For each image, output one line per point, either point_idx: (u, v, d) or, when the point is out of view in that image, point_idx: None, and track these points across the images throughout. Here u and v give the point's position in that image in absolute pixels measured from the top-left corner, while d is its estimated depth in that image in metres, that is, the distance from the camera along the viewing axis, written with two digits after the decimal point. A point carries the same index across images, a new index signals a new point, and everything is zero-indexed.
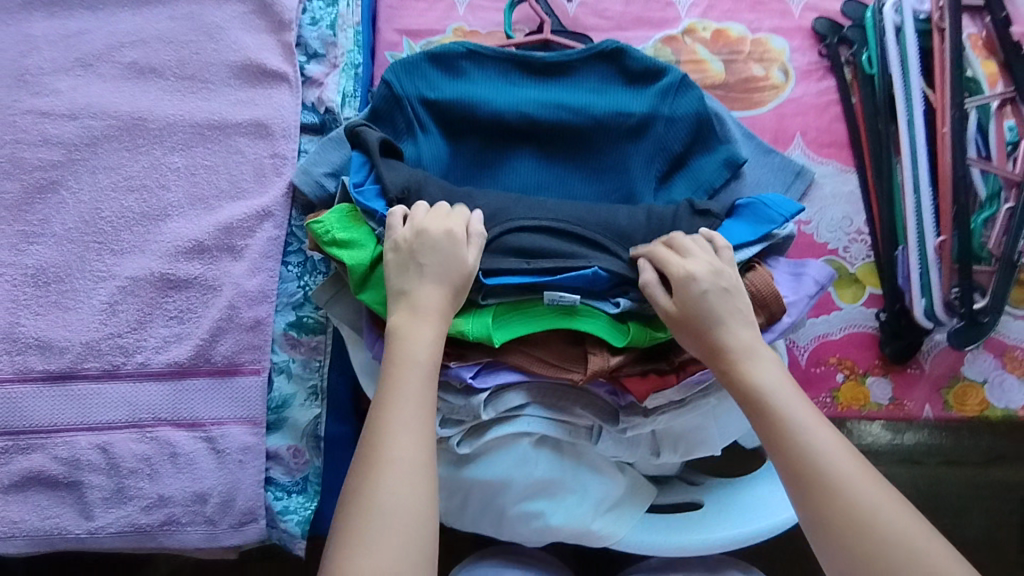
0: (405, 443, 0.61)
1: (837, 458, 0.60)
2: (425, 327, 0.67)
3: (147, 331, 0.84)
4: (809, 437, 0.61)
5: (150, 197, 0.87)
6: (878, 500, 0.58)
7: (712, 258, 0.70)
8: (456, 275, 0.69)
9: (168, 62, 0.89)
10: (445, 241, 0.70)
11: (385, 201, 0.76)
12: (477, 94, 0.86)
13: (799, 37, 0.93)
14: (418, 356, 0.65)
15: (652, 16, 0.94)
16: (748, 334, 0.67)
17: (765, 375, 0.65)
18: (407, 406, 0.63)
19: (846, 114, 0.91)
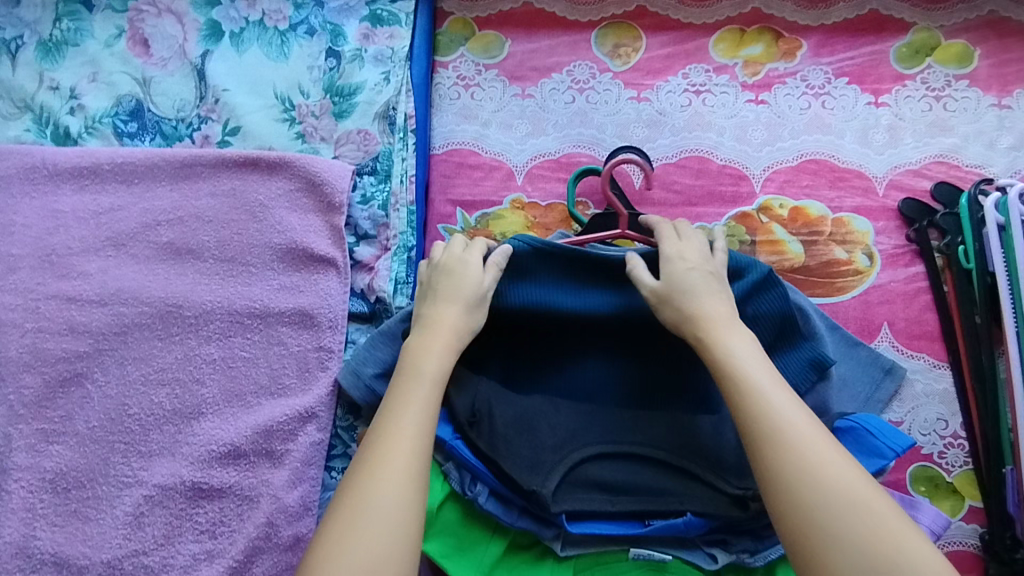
0: (396, 459, 0.55)
1: (801, 429, 0.54)
2: (436, 337, 0.63)
3: (175, 548, 0.76)
4: (772, 401, 0.56)
5: (183, 392, 0.80)
6: (844, 480, 0.51)
7: (700, 253, 0.68)
8: (472, 291, 0.66)
9: (207, 243, 0.82)
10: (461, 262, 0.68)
11: (453, 425, 0.66)
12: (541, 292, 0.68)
13: (884, 217, 0.86)
14: (425, 369, 0.61)
15: (725, 190, 0.88)
16: (717, 306, 0.63)
17: (738, 344, 0.60)
18: (408, 417, 0.58)
19: (938, 304, 0.84)
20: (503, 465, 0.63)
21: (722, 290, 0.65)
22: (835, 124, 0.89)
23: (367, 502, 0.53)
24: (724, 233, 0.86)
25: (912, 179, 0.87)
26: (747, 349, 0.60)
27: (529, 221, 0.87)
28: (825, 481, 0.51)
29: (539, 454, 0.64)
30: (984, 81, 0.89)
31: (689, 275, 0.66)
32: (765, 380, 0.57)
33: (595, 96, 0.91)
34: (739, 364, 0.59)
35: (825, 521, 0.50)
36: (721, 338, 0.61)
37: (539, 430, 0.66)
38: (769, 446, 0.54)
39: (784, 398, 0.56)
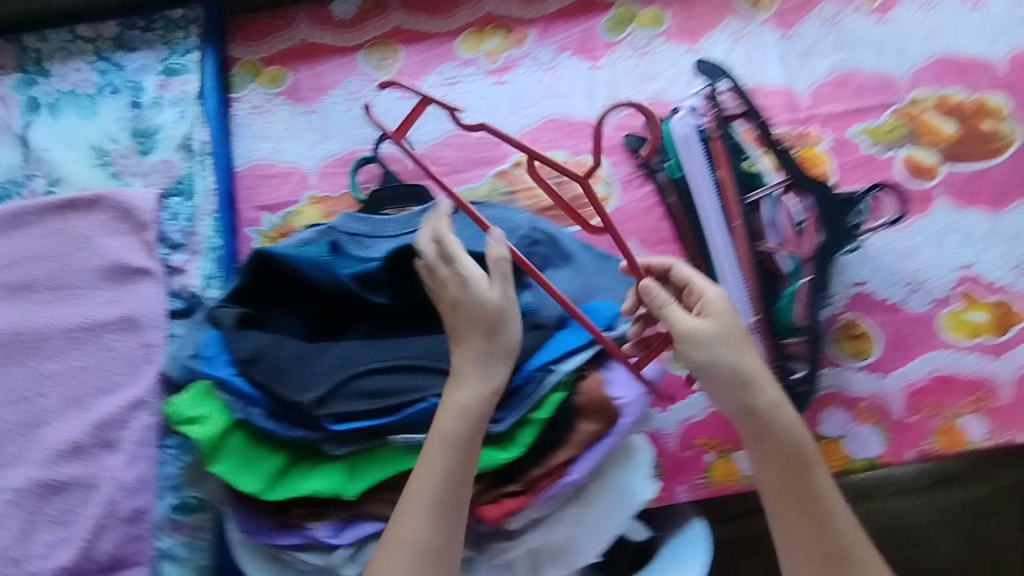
0: (416, 529, 0.68)
1: (830, 493, 0.72)
2: (467, 387, 0.73)
3: (29, 542, 0.85)
4: (799, 441, 0.73)
5: (27, 406, 0.90)
6: (856, 537, 0.71)
7: (724, 305, 0.77)
8: (484, 317, 0.74)
9: (39, 277, 0.95)
10: (459, 290, 0.76)
11: (231, 366, 0.77)
12: (300, 262, 0.89)
13: (615, 153, 1.04)
14: (449, 431, 0.71)
15: (483, 156, 1.05)
16: (752, 362, 0.74)
17: (768, 392, 0.74)
18: (428, 483, 0.69)
19: (668, 213, 1.00)
20: (279, 381, 0.76)
21: (745, 343, 0.75)
22: (564, 89, 1.08)
23: (393, 562, 0.67)
24: (487, 190, 1.03)
25: (632, 119, 1.05)
26: (793, 418, 0.73)
27: (324, 211, 1.02)
28: (851, 537, 0.71)
29: (309, 376, 0.77)
30: (677, 34, 1.09)
31: (725, 331, 0.74)
32: (809, 450, 0.73)
33: (368, 102, 1.08)
34: (773, 408, 0.73)
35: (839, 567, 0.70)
36: (761, 385, 0.74)
37: (315, 363, 0.79)
38: (804, 502, 0.71)
39: (816, 468, 0.73)
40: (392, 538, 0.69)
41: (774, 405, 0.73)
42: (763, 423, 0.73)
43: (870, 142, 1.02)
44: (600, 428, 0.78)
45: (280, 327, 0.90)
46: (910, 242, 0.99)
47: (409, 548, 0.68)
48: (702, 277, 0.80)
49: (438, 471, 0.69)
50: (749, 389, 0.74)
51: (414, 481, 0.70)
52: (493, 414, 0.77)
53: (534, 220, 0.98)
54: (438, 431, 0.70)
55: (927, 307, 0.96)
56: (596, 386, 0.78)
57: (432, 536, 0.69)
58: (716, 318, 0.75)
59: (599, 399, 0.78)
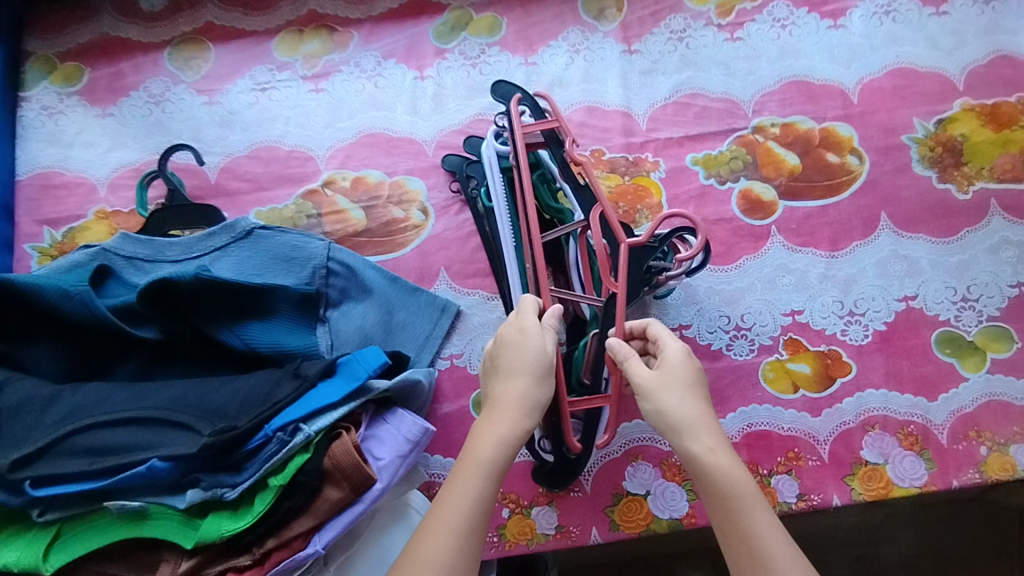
0: (439, 552, 0.59)
1: (787, 567, 0.58)
2: (497, 419, 0.67)
3: None
4: (726, 487, 0.63)
5: None
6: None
7: (683, 359, 0.70)
8: (537, 363, 0.70)
9: None
10: (515, 340, 0.71)
11: None
12: (54, 289, 0.80)
13: (435, 175, 0.96)
14: (483, 455, 0.65)
15: (293, 173, 0.96)
16: (691, 412, 0.67)
17: (696, 442, 0.65)
18: (461, 508, 0.62)
19: (483, 242, 0.93)
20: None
21: (695, 394, 0.68)
22: (386, 100, 0.99)
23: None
24: (293, 211, 0.95)
25: (455, 138, 0.97)
26: (732, 472, 0.63)
27: (112, 228, 0.94)
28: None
29: (24, 433, 0.70)
30: (512, 44, 1.00)
31: (674, 378, 0.68)
32: (746, 513, 0.61)
33: (171, 107, 0.99)
34: (692, 460, 0.65)
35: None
36: (683, 434, 0.66)
37: (40, 414, 0.71)
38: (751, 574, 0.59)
39: (767, 533, 0.60)
40: (410, 555, 0.60)
41: (706, 454, 0.64)
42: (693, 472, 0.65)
43: (705, 172, 0.94)
44: (347, 495, 0.70)
45: (33, 362, 0.82)
46: (738, 285, 0.90)
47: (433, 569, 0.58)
48: (674, 336, 0.73)
49: (436, 517, 0.62)
50: (680, 440, 0.66)
51: (447, 498, 0.63)
52: (226, 476, 0.69)
53: (332, 247, 0.90)
54: (478, 456, 0.64)
55: (749, 355, 0.88)
56: (344, 448, 0.70)
57: (460, 560, 0.60)
58: (667, 366, 0.69)
59: (345, 463, 0.70)
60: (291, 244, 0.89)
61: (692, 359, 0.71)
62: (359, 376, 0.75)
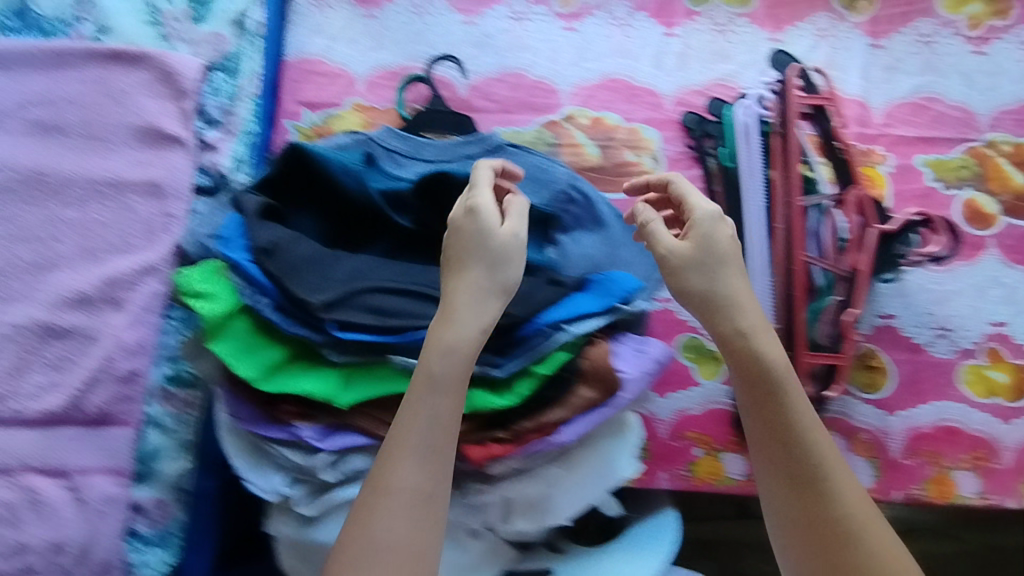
0: (415, 477, 0.65)
1: (832, 463, 0.63)
2: (469, 316, 0.71)
3: (23, 380, 0.88)
4: (790, 407, 0.65)
5: (42, 248, 0.91)
6: (867, 524, 0.62)
7: (717, 220, 0.70)
8: (513, 250, 0.74)
9: (72, 121, 0.94)
10: (474, 234, 0.74)
11: (249, 252, 0.77)
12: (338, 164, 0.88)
13: (671, 128, 1.00)
14: (457, 352, 0.69)
15: (536, 102, 1.02)
16: (749, 298, 0.69)
17: (775, 355, 0.66)
18: (422, 425, 0.67)
19: (710, 201, 0.98)
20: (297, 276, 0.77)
21: (738, 266, 0.70)
22: (633, 50, 1.03)
23: (379, 511, 0.64)
24: (532, 136, 1.00)
25: (695, 97, 1.01)
26: (774, 364, 0.65)
27: (365, 121, 1.01)
28: (804, 506, 0.62)
29: (324, 282, 0.78)
30: (762, 18, 1.03)
31: (705, 245, 0.69)
32: (791, 406, 0.65)
33: (430, 19, 1.04)
34: (772, 374, 0.65)
35: (812, 537, 0.62)
36: (755, 342, 0.66)
37: (332, 269, 0.79)
38: (805, 476, 0.63)
39: (817, 429, 0.64)
40: (382, 483, 0.65)
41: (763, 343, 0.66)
42: (740, 364, 0.66)
43: (933, 176, 0.98)
44: (599, 397, 0.77)
45: (300, 227, 0.89)
46: (950, 287, 0.94)
47: (399, 495, 0.65)
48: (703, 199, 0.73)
49: (425, 417, 0.67)
50: (732, 319, 0.67)
51: (418, 403, 0.67)
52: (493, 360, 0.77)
53: (573, 178, 0.95)
54: (428, 372, 0.68)
55: (950, 355, 0.92)
56: (602, 354, 0.78)
57: (433, 481, 0.66)
58: (702, 237, 0.69)
59: (602, 367, 0.77)
60: (538, 166, 0.95)
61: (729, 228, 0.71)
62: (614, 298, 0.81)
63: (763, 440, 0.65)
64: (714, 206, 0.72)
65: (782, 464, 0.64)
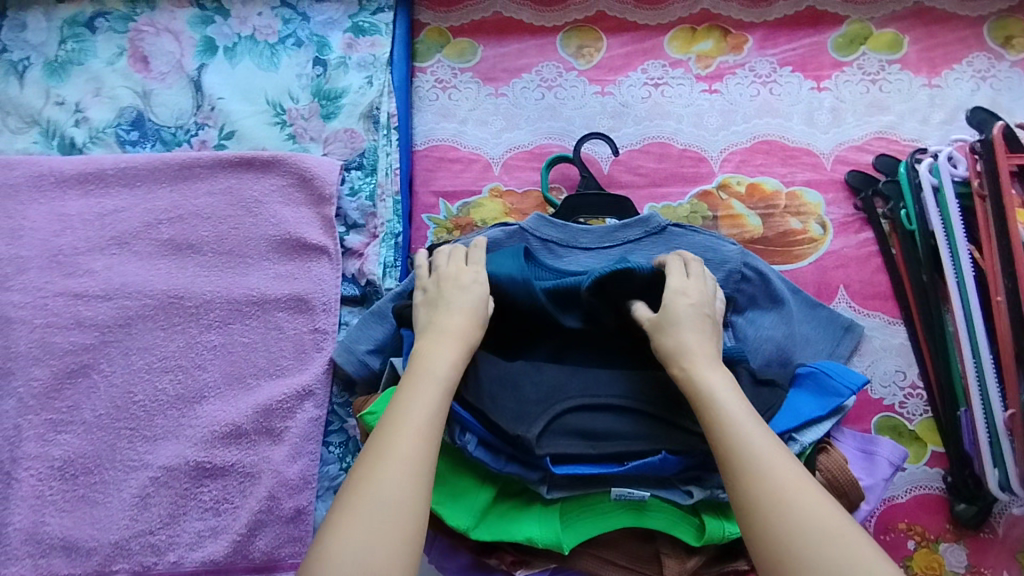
0: (411, 448, 0.58)
1: (771, 461, 0.56)
2: (448, 346, 0.68)
3: (180, 526, 0.79)
4: (728, 417, 0.60)
5: (186, 377, 0.84)
6: (823, 524, 0.52)
7: (686, 284, 0.73)
8: (476, 312, 0.72)
9: (206, 237, 0.88)
10: (467, 282, 0.75)
11: None
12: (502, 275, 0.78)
13: (833, 190, 0.94)
14: (440, 370, 0.65)
15: (686, 172, 0.95)
16: (690, 341, 0.67)
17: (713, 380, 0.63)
18: (419, 415, 0.61)
19: (887, 264, 0.90)
20: (500, 403, 0.69)
21: (703, 333, 0.68)
22: (782, 108, 0.97)
23: (382, 483, 0.56)
24: (687, 211, 0.93)
25: (856, 154, 0.95)
26: (721, 386, 0.63)
27: (507, 207, 0.94)
28: (778, 499, 0.54)
29: (529, 406, 0.69)
30: (915, 65, 0.97)
31: (677, 314, 0.69)
32: (728, 414, 0.60)
33: (562, 92, 0.99)
34: (709, 400, 0.62)
35: (757, 537, 0.53)
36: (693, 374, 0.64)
37: (524, 391, 0.70)
38: (762, 488, 0.55)
39: (750, 430, 0.59)
40: (378, 453, 0.58)
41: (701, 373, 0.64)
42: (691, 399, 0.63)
43: None
44: None
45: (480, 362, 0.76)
46: None
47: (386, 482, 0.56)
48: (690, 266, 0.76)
49: (416, 403, 0.62)
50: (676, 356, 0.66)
51: (405, 398, 0.62)
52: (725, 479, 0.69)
53: (744, 255, 0.88)
54: (414, 372, 0.65)
55: None
56: (838, 463, 0.70)
57: (421, 462, 0.58)
58: (668, 311, 0.69)
59: (843, 479, 0.69)
60: (706, 244, 0.87)
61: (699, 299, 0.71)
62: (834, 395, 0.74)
63: (715, 450, 0.60)
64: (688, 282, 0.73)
65: (732, 470, 0.57)
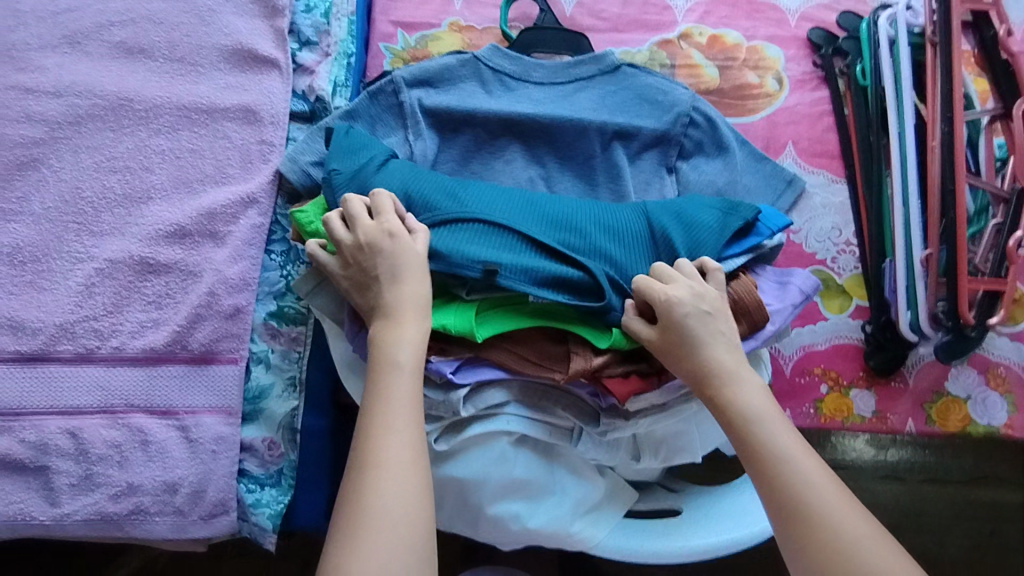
0: (399, 452, 0.60)
1: (839, 512, 0.57)
2: (404, 324, 0.66)
3: (124, 315, 0.82)
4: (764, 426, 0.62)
5: (133, 179, 0.85)
6: (844, 506, 0.58)
7: (696, 298, 0.67)
8: (422, 265, 0.69)
9: (158, 43, 0.87)
10: (387, 244, 0.69)
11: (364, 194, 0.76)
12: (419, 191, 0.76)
13: (795, 46, 0.93)
14: (402, 358, 0.64)
15: (649, 19, 0.94)
16: (727, 353, 0.66)
17: (750, 397, 0.63)
18: (399, 410, 0.62)
19: (838, 124, 0.91)
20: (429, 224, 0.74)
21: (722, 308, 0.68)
22: None
23: (382, 500, 0.58)
24: (645, 57, 0.93)
25: (822, 12, 0.93)
26: (751, 390, 0.64)
27: (465, 42, 0.93)
28: (786, 477, 0.59)
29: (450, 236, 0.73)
30: None
31: (682, 327, 0.66)
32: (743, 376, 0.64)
33: None
34: (743, 415, 0.63)
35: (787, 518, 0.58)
36: (731, 387, 0.64)
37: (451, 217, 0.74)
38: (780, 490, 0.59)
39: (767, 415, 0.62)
40: (369, 461, 0.59)
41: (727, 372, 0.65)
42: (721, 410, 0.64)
43: None
44: (744, 332, 0.72)
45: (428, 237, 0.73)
46: None
47: (394, 465, 0.59)
48: (682, 282, 0.68)
49: (395, 395, 0.63)
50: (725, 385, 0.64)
51: (389, 389, 0.63)
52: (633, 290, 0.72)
53: (696, 100, 0.88)
54: (388, 360, 0.64)
55: None
56: (748, 286, 0.73)
57: (410, 448, 0.61)
58: (698, 342, 0.65)
59: (748, 300, 0.72)
60: (656, 86, 0.88)
61: (711, 300, 0.68)
62: (745, 217, 0.76)
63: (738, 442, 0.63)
64: (694, 287, 0.68)
65: (763, 455, 0.60)
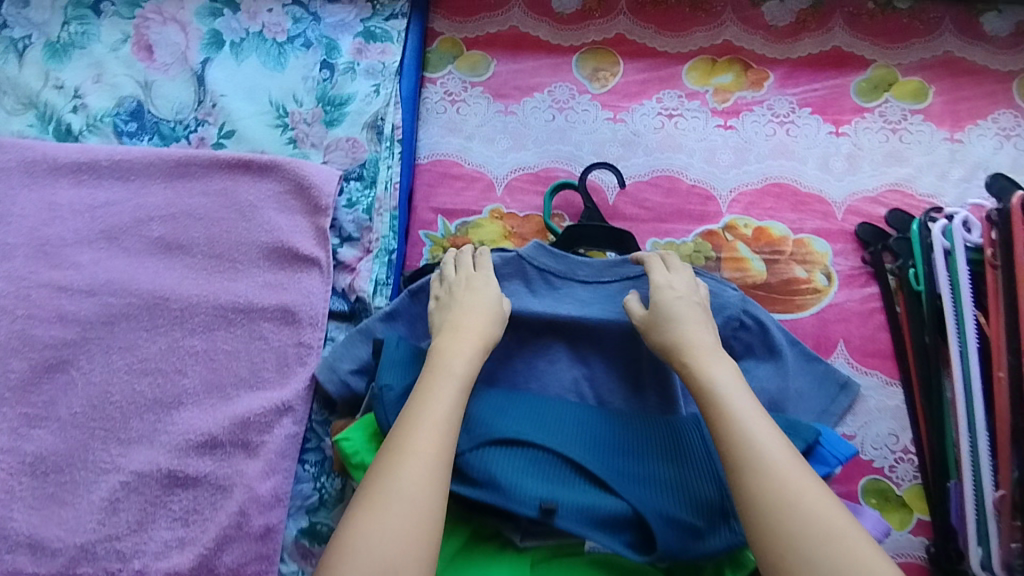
0: (431, 440, 0.61)
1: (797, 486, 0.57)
2: (465, 348, 0.70)
3: (148, 533, 0.77)
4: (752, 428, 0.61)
5: (165, 382, 0.82)
6: (824, 515, 0.56)
7: (692, 300, 0.76)
8: (494, 314, 0.75)
9: (197, 240, 0.86)
10: (480, 284, 0.78)
11: None
12: (477, 416, 0.71)
13: (842, 240, 0.91)
14: (455, 369, 0.68)
15: (693, 210, 0.92)
16: (690, 311, 0.74)
17: (722, 372, 0.67)
18: (435, 417, 0.63)
19: (890, 323, 0.88)
20: (484, 450, 0.68)
21: (702, 325, 0.73)
22: (797, 151, 0.94)
23: (403, 470, 0.59)
24: (691, 249, 0.91)
25: (869, 206, 0.92)
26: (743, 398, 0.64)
27: (507, 230, 0.91)
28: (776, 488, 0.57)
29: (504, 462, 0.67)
30: (938, 116, 0.94)
31: (673, 312, 0.74)
32: (731, 394, 0.64)
33: (573, 116, 0.96)
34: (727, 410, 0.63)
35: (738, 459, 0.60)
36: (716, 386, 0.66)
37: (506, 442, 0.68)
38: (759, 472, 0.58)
39: (759, 428, 0.61)
40: (399, 447, 0.60)
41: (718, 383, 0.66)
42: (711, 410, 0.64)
43: None
44: None
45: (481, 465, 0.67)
46: None
47: (421, 457, 0.60)
48: (676, 278, 0.78)
49: (436, 396, 0.65)
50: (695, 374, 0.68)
51: (426, 400, 0.64)
52: (694, 531, 0.65)
53: (746, 301, 0.85)
54: (442, 368, 0.67)
55: None
56: None
57: (443, 448, 0.61)
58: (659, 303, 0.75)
59: None
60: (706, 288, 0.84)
61: (675, 289, 0.76)
62: (806, 440, 0.72)
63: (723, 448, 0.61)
64: (668, 276, 0.78)
65: (733, 458, 0.60)
